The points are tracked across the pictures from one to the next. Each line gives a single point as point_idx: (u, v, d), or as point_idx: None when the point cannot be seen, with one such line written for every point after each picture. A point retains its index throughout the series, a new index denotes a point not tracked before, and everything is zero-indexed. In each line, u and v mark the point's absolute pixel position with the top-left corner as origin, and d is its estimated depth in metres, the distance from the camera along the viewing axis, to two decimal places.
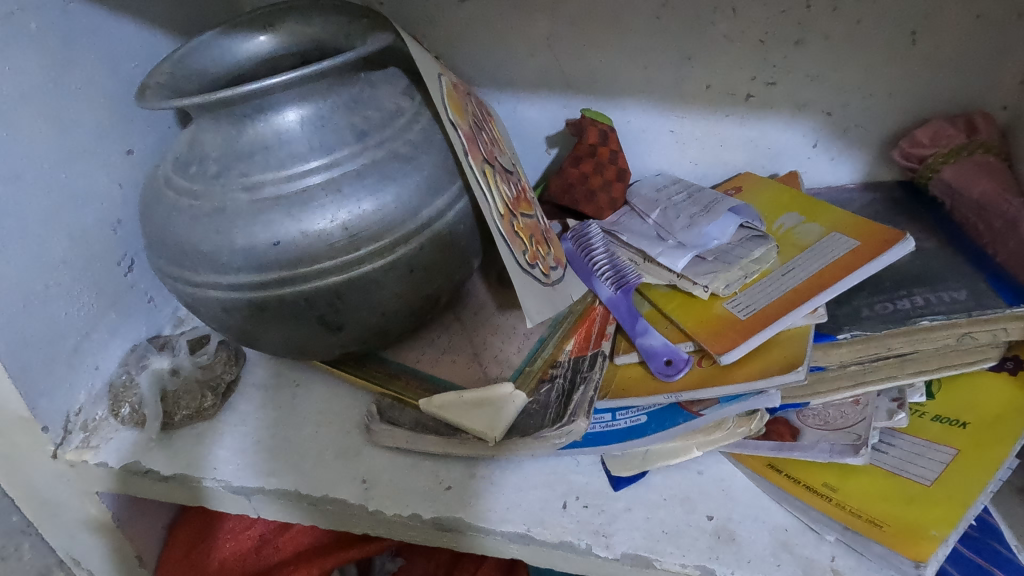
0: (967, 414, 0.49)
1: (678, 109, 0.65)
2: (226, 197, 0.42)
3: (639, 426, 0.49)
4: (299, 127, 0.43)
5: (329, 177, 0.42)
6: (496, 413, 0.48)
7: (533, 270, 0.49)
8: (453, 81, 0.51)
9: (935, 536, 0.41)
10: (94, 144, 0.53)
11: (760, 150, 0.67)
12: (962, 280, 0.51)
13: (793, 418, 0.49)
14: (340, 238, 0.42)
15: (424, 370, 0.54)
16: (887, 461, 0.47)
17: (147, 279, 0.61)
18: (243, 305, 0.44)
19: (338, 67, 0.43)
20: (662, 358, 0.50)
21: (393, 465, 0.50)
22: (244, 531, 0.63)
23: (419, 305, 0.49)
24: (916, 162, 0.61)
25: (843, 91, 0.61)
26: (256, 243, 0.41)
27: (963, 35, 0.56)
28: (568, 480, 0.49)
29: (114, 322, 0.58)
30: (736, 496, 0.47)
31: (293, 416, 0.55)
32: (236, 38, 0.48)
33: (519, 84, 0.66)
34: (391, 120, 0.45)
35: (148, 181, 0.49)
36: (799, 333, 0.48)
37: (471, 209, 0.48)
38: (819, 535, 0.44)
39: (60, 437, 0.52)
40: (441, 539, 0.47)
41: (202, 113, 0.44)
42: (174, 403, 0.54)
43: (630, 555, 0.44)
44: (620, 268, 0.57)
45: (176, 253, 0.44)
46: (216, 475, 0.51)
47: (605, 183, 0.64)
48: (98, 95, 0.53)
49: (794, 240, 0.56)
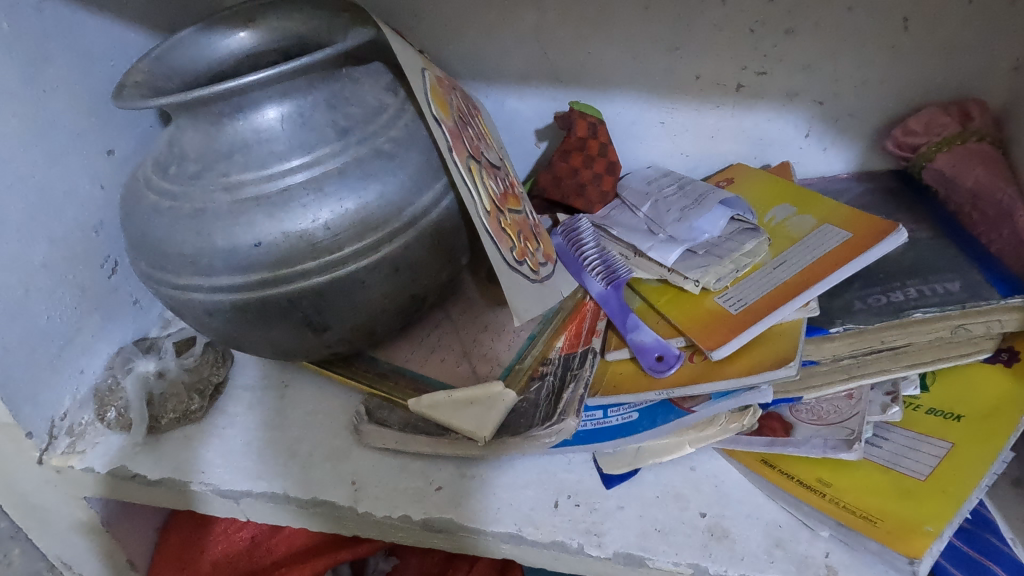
0: (962, 407, 0.49)
1: (668, 100, 0.64)
2: (206, 198, 0.42)
3: (630, 423, 0.48)
4: (279, 125, 0.42)
5: (310, 176, 0.41)
6: (485, 412, 0.47)
7: (521, 267, 0.48)
8: (437, 75, 0.50)
9: (930, 532, 0.41)
10: (72, 145, 0.52)
11: (751, 140, 0.66)
12: (956, 271, 0.50)
13: (786, 414, 0.49)
14: (323, 237, 0.41)
15: (413, 369, 0.54)
16: (882, 455, 0.46)
17: (131, 282, 0.60)
18: (226, 308, 0.44)
19: (318, 63, 0.42)
20: (653, 354, 0.49)
21: (382, 466, 0.50)
22: (237, 532, 0.63)
23: (406, 304, 0.48)
24: (909, 151, 0.60)
25: (835, 80, 0.60)
26: (237, 245, 0.41)
27: (956, 21, 0.55)
28: (559, 479, 0.48)
29: (98, 325, 0.57)
30: (728, 492, 0.47)
31: (283, 417, 0.54)
32: (216, 34, 0.47)
33: (507, 77, 0.65)
34: (374, 116, 0.44)
35: (128, 182, 0.48)
36: (791, 326, 0.47)
37: (458, 206, 0.47)
38: (813, 531, 0.44)
39: (45, 442, 0.52)
40: (432, 540, 0.47)
41: (180, 112, 0.43)
42: (161, 406, 0.53)
43: (622, 553, 0.44)
44: (610, 263, 0.57)
45: (157, 255, 0.44)
46: (203, 478, 0.50)
47: (595, 177, 0.63)
48: (76, 96, 0.52)
49: (785, 232, 0.55)
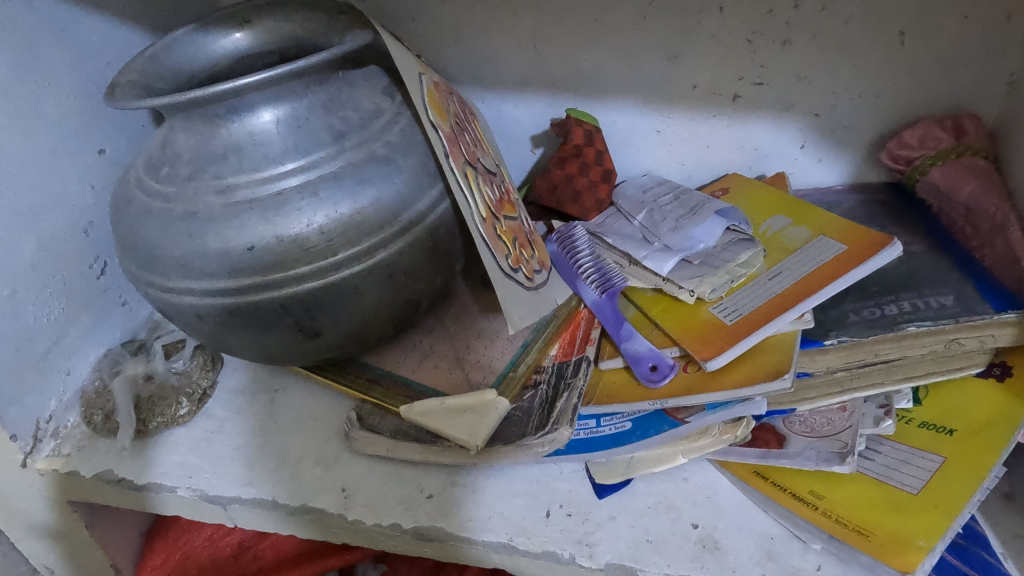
0: (955, 421, 0.49)
1: (664, 108, 0.64)
2: (199, 200, 0.41)
3: (624, 433, 0.48)
4: (275, 128, 0.41)
5: (305, 179, 0.41)
6: (478, 421, 0.47)
7: (516, 274, 0.48)
8: (435, 80, 0.50)
9: (922, 546, 0.40)
10: (61, 144, 0.51)
11: (747, 150, 0.66)
12: (950, 285, 0.51)
13: (779, 425, 0.48)
14: (317, 242, 0.41)
15: (405, 375, 0.54)
16: (874, 468, 0.46)
17: (121, 282, 0.59)
18: (217, 313, 0.43)
19: (315, 66, 0.42)
20: (648, 364, 0.49)
21: (373, 473, 0.49)
22: (224, 537, 0.62)
23: (399, 310, 0.48)
24: (904, 164, 0.61)
25: (831, 91, 0.60)
26: (230, 248, 0.40)
27: (952, 36, 0.56)
28: (552, 488, 0.48)
29: (87, 327, 0.56)
30: (721, 503, 0.47)
31: (273, 422, 0.54)
32: (211, 35, 0.47)
33: (505, 82, 0.65)
34: (370, 121, 0.44)
35: (120, 181, 0.47)
36: (786, 338, 0.47)
37: (453, 212, 0.47)
38: (805, 544, 0.44)
39: (30, 445, 0.51)
40: (424, 548, 0.47)
41: (174, 113, 0.42)
42: (149, 411, 0.53)
43: (614, 564, 0.43)
44: (606, 272, 0.56)
45: (148, 257, 0.43)
46: (190, 484, 0.49)
47: (591, 184, 0.63)
48: (67, 93, 0.51)
49: (781, 243, 0.55)
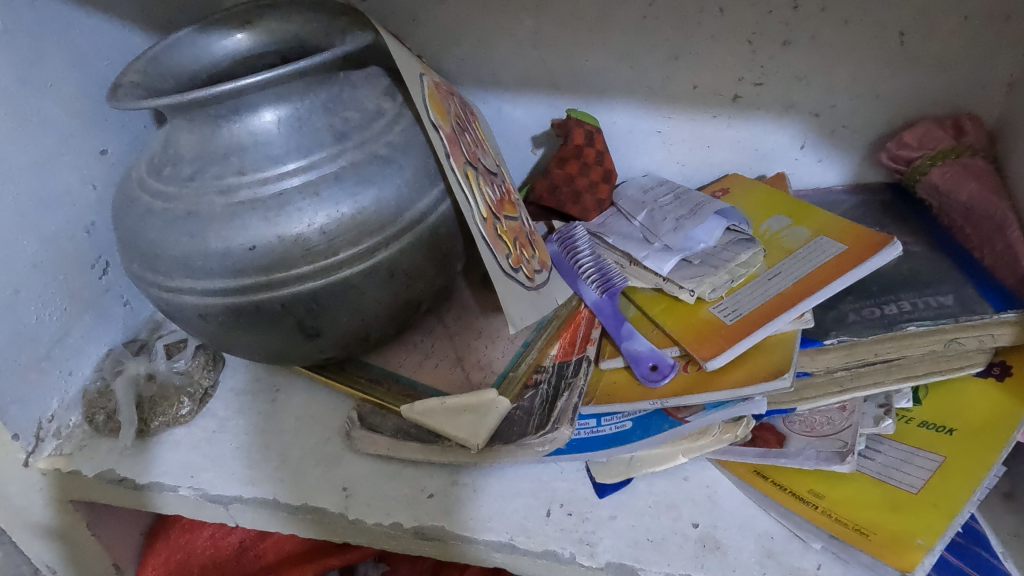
0: (955, 420, 0.49)
1: (665, 109, 0.65)
2: (201, 199, 0.41)
3: (624, 432, 0.48)
4: (276, 128, 0.42)
5: (306, 179, 0.41)
6: (479, 420, 0.47)
7: (516, 274, 0.48)
8: (436, 80, 0.50)
9: (922, 545, 0.41)
10: (63, 144, 0.51)
11: (747, 151, 0.66)
12: (949, 285, 0.51)
13: (779, 425, 0.49)
14: (318, 241, 0.41)
15: (406, 375, 0.54)
16: (874, 468, 0.47)
17: (122, 281, 0.59)
18: (219, 312, 0.43)
19: (316, 66, 0.42)
20: (648, 363, 0.49)
21: (374, 473, 0.50)
22: (225, 536, 0.62)
23: (400, 310, 0.48)
24: (903, 164, 0.61)
25: (831, 91, 0.61)
26: (231, 247, 0.40)
27: (951, 36, 0.56)
28: (552, 487, 0.48)
29: (88, 326, 0.56)
30: (721, 503, 0.47)
31: (274, 421, 0.54)
32: (213, 35, 0.47)
33: (505, 83, 0.65)
34: (372, 121, 0.44)
35: (122, 181, 0.47)
36: (786, 338, 0.47)
37: (454, 211, 0.47)
38: (805, 543, 0.44)
39: (31, 445, 0.51)
40: (424, 547, 0.47)
41: (176, 113, 0.43)
42: (150, 410, 0.53)
43: (614, 564, 0.43)
44: (607, 272, 0.56)
45: (149, 257, 0.43)
46: (191, 483, 0.50)
47: (591, 184, 0.63)
48: (69, 93, 0.51)
49: (781, 243, 0.56)
